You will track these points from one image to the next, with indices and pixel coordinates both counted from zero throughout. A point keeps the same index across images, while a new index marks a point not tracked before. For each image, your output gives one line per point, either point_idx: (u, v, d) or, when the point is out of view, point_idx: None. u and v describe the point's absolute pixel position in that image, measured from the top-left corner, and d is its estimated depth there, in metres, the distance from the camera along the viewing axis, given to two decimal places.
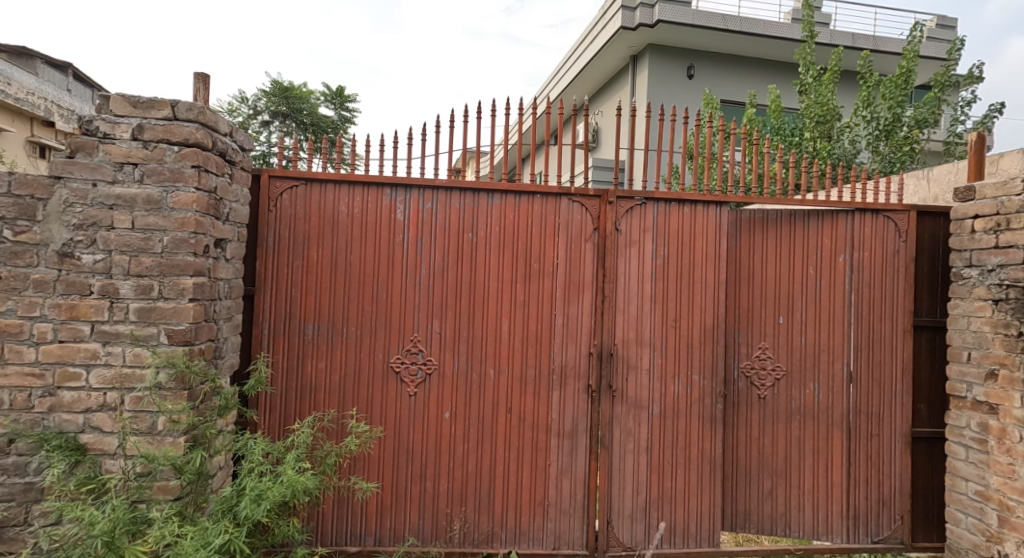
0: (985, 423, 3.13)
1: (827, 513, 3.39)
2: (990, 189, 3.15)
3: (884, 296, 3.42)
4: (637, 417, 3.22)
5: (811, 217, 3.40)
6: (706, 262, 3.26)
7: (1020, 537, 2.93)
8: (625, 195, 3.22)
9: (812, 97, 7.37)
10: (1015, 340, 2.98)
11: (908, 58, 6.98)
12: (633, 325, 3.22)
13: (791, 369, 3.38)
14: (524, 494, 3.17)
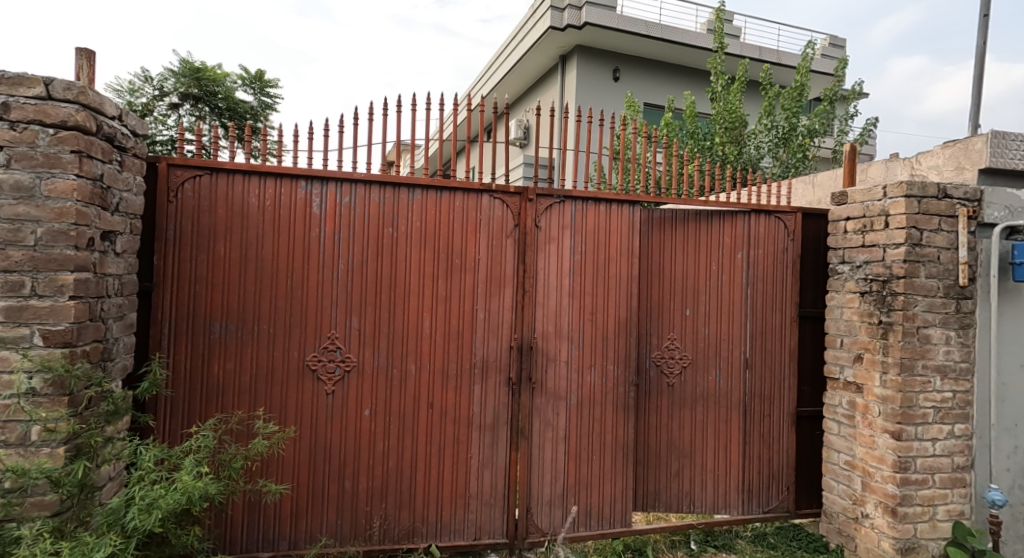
0: (853, 401, 3.57)
1: (726, 489, 3.76)
2: (858, 194, 3.56)
3: (776, 289, 3.82)
4: (555, 407, 3.45)
5: (714, 217, 3.74)
6: (619, 259, 3.53)
7: (878, 498, 3.35)
8: (545, 192, 3.43)
9: (721, 104, 7.88)
10: (876, 327, 3.37)
11: (803, 73, 7.62)
12: (551, 318, 3.44)
13: (696, 358, 3.71)
14: (446, 488, 3.32)
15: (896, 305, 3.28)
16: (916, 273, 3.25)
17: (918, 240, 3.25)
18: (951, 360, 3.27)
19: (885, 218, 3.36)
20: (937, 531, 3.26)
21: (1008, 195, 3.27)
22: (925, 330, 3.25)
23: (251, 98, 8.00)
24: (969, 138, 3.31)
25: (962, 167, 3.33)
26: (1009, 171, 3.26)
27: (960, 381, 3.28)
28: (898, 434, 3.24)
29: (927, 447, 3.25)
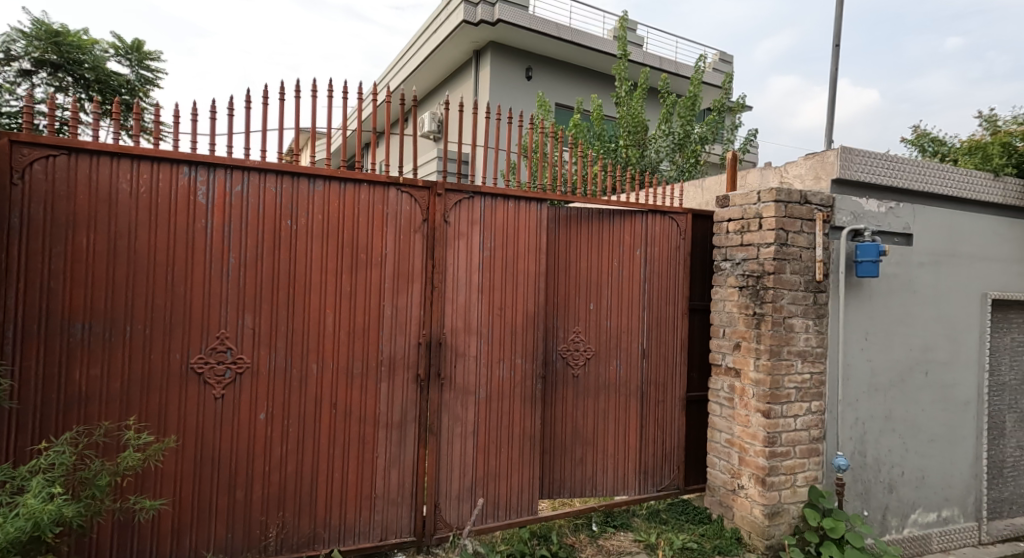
0: (732, 385, 3.96)
1: (625, 473, 4.06)
2: (738, 198, 3.92)
3: (671, 285, 4.17)
4: (465, 402, 3.56)
5: (615, 216, 4.02)
6: (527, 253, 3.73)
7: (751, 471, 3.73)
8: (454, 188, 3.52)
9: (625, 108, 8.31)
10: (751, 317, 3.73)
11: (696, 84, 8.20)
12: (460, 313, 3.55)
13: (599, 349, 3.99)
14: (350, 490, 3.31)
15: (766, 298, 3.65)
16: (783, 269, 3.63)
17: (785, 240, 3.64)
18: (810, 346, 3.70)
19: (759, 220, 3.73)
20: (796, 496, 3.70)
21: (854, 202, 3.79)
22: (790, 319, 3.65)
23: (127, 71, 7.43)
24: (825, 151, 3.77)
25: (819, 176, 3.80)
26: (856, 182, 3.77)
27: (817, 363, 3.73)
28: (767, 412, 3.61)
29: (790, 423, 3.66)
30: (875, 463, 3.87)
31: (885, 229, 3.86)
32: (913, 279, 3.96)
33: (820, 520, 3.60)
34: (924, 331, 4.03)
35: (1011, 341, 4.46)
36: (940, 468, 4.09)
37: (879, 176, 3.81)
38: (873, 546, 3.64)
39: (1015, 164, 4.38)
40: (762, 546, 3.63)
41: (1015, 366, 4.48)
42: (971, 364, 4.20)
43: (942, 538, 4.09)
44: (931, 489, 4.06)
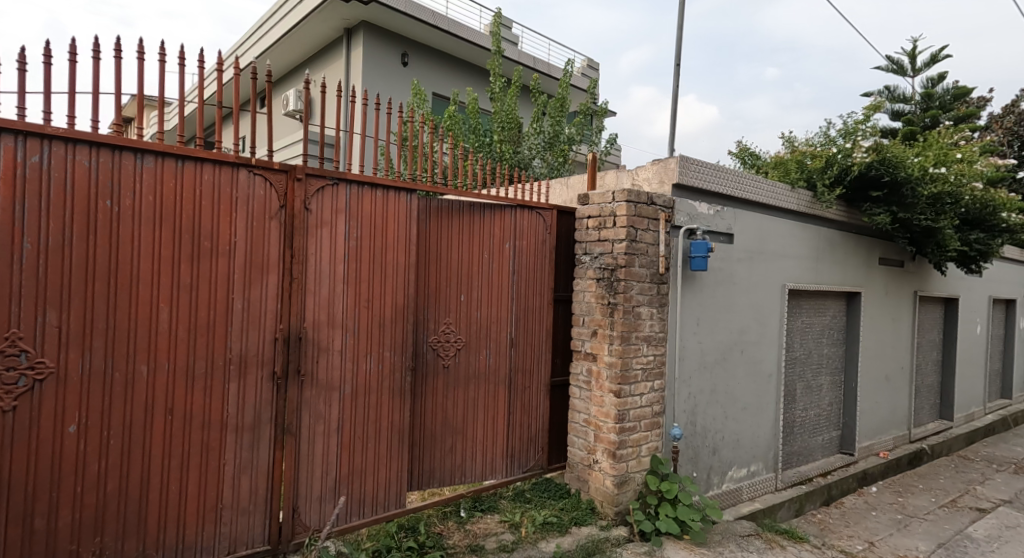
0: (590, 368, 4.18)
1: (493, 457, 4.04)
2: (597, 197, 4.16)
3: (540, 276, 4.21)
4: (328, 399, 3.23)
5: (484, 209, 3.96)
6: (397, 245, 3.46)
7: (604, 446, 4.01)
8: (316, 172, 3.16)
9: (499, 104, 8.52)
10: (607, 306, 4.01)
11: (565, 87, 8.67)
12: (323, 306, 3.22)
13: (468, 340, 3.89)
14: (190, 502, 2.88)
15: (619, 288, 3.97)
16: (632, 263, 3.99)
17: (635, 237, 3.99)
18: (653, 331, 4.11)
19: (614, 218, 4.03)
20: (640, 464, 4.08)
21: (690, 205, 4.30)
22: (638, 308, 4.02)
23: None
24: (667, 158, 4.23)
25: (663, 181, 4.25)
26: (691, 187, 4.29)
27: (659, 346, 4.16)
28: (618, 392, 3.93)
29: (637, 400, 4.04)
30: (703, 431, 4.46)
31: (713, 229, 4.43)
32: (733, 272, 4.60)
33: (659, 484, 4.04)
34: (740, 316, 4.69)
35: (801, 322, 5.37)
36: (750, 431, 4.81)
37: (710, 183, 4.37)
38: (699, 501, 4.19)
39: (804, 178, 5.36)
40: (611, 514, 3.92)
41: (803, 343, 5.41)
42: (772, 342, 4.98)
43: (750, 489, 4.83)
44: (743, 449, 4.77)
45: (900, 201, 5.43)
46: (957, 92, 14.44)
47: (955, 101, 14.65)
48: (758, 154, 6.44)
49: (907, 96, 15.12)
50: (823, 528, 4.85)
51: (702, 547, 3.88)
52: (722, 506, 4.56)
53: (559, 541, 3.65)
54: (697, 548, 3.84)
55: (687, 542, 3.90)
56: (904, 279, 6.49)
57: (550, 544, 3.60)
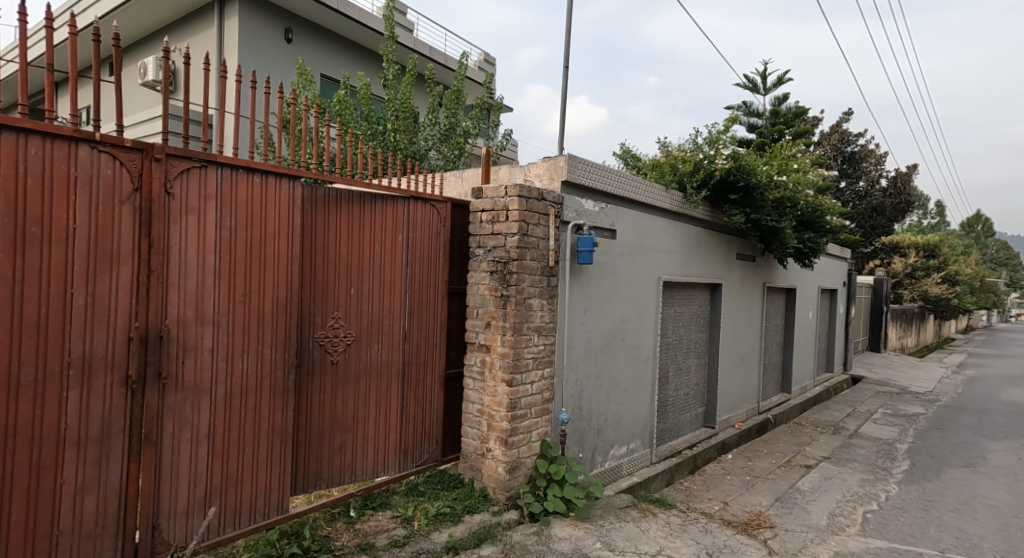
0: (483, 360, 4.13)
1: (385, 453, 3.78)
2: (490, 191, 4.12)
3: (432, 269, 3.97)
4: (196, 403, 2.86)
5: (377, 199, 3.64)
6: (280, 234, 3.12)
7: (496, 435, 4.03)
8: (178, 152, 2.76)
9: (393, 92, 8.29)
10: (500, 298, 4.02)
11: (460, 79, 8.68)
12: (190, 299, 2.83)
13: (360, 335, 3.57)
14: (17, 531, 2.42)
15: (511, 281, 3.98)
16: (524, 256, 4.04)
17: (527, 231, 4.04)
18: (543, 322, 4.22)
19: (506, 213, 4.03)
20: (530, 450, 4.22)
21: (577, 201, 4.52)
22: (529, 300, 4.09)
23: None
24: (556, 156, 4.40)
25: (552, 178, 4.42)
26: (578, 184, 4.51)
27: (548, 336, 4.29)
28: (510, 382, 3.97)
29: (528, 389, 4.12)
30: (588, 414, 4.73)
31: (597, 225, 4.70)
32: (615, 266, 4.91)
33: (548, 467, 4.22)
34: (622, 306, 5.01)
35: (673, 311, 5.84)
36: (629, 411, 5.18)
37: (594, 182, 4.63)
38: (583, 479, 4.46)
39: (676, 180, 5.81)
40: (504, 499, 4.01)
41: (675, 329, 5.90)
42: (649, 330, 5.38)
43: (629, 465, 5.21)
44: (623, 428, 5.13)
45: (752, 205, 6.08)
46: (795, 110, 16.24)
47: (795, 118, 16.42)
48: (639, 156, 6.85)
49: (758, 111, 16.63)
50: (689, 494, 5.32)
51: (586, 522, 4.15)
52: (604, 482, 4.87)
53: (452, 531, 3.61)
54: (582, 523, 4.10)
55: (573, 518, 4.15)
56: (757, 272, 7.25)
57: (442, 535, 3.54)
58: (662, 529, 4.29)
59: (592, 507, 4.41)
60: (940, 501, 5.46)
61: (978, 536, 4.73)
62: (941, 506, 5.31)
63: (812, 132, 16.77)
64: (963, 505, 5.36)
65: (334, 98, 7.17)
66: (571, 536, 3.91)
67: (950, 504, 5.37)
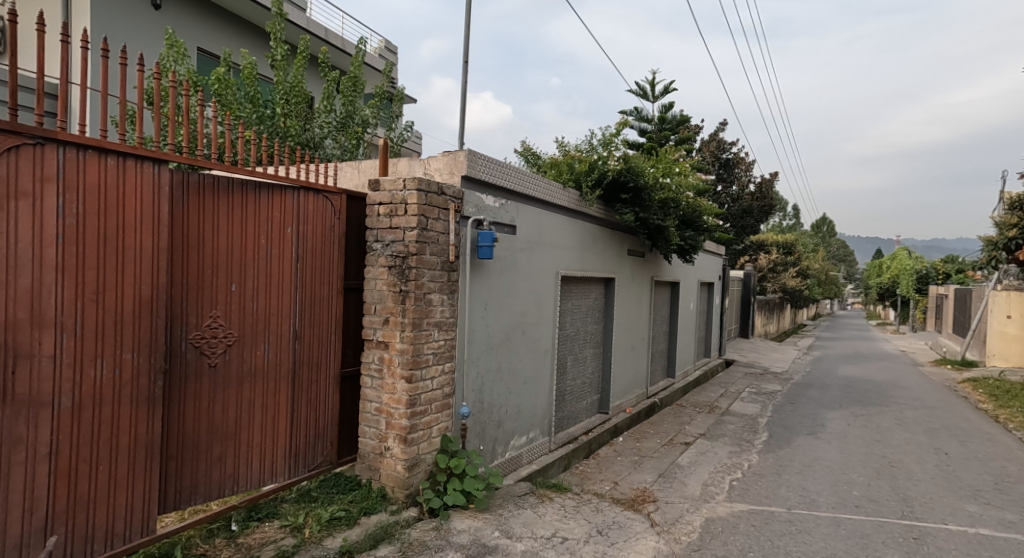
0: (382, 357, 3.98)
1: (272, 459, 3.54)
2: (388, 183, 3.97)
3: (324, 264, 3.78)
4: (32, 417, 2.54)
5: (261, 188, 3.41)
6: (141, 226, 2.84)
7: (395, 433, 3.91)
8: (3, 126, 2.43)
9: (284, 74, 7.79)
10: (400, 294, 3.89)
11: (357, 65, 8.31)
12: (25, 299, 2.51)
13: (242, 335, 3.34)
14: None
15: (410, 276, 3.88)
16: (424, 251, 3.95)
17: (426, 226, 3.95)
18: (444, 317, 4.16)
19: (404, 207, 3.90)
20: (430, 445, 4.13)
21: (477, 197, 4.50)
22: (429, 295, 4.01)
23: None
24: (456, 151, 4.34)
25: (453, 172, 4.35)
26: (478, 180, 4.49)
27: (449, 331, 4.24)
28: (410, 378, 3.87)
29: (428, 384, 4.04)
30: (489, 407, 4.75)
31: (498, 221, 4.72)
32: (515, 261, 4.96)
33: (448, 461, 4.17)
34: (521, 300, 5.07)
35: (571, 303, 5.99)
36: (528, 401, 5.25)
37: (494, 177, 4.63)
38: (483, 471, 4.46)
39: (572, 179, 5.94)
40: (402, 497, 3.91)
41: (573, 321, 6.06)
42: (548, 322, 5.48)
43: (528, 453, 5.29)
44: (523, 419, 5.21)
45: (642, 204, 6.36)
46: (680, 118, 17.21)
47: (680, 126, 17.40)
48: (539, 154, 6.95)
49: (648, 117, 17.43)
50: (583, 477, 5.49)
51: (486, 512, 4.18)
52: (504, 472, 4.92)
53: (346, 535, 3.50)
54: (481, 514, 4.12)
55: (472, 510, 4.17)
56: (645, 267, 7.59)
57: (336, 539, 3.43)
58: (558, 511, 4.41)
59: (492, 498, 4.45)
60: (788, 464, 6.03)
61: (816, 492, 5.27)
62: (789, 469, 5.87)
63: (694, 138, 17.84)
64: (805, 466, 5.96)
65: (213, 76, 6.64)
66: (470, 528, 3.92)
67: (796, 467, 5.94)
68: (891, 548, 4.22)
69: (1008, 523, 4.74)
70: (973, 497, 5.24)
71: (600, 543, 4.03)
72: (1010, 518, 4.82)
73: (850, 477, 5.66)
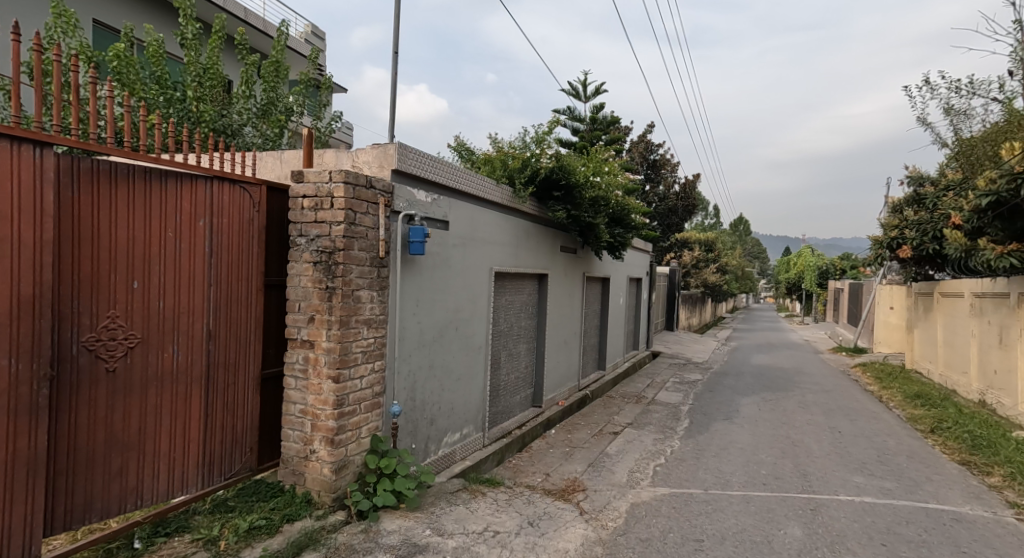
0: (307, 356, 3.79)
1: (183, 469, 3.30)
2: (313, 175, 3.78)
3: (241, 258, 3.55)
4: None
5: (168, 176, 3.16)
6: (18, 218, 2.58)
7: (322, 435, 3.74)
8: None
9: (197, 55, 7.30)
10: (326, 291, 3.71)
11: (279, 49, 7.90)
12: None
13: (147, 336, 3.09)
14: None
15: (337, 272, 3.72)
16: (352, 246, 3.79)
17: (353, 220, 3.79)
18: (373, 314, 4.01)
19: (330, 200, 3.72)
20: (359, 446, 3.98)
21: (408, 191, 4.36)
22: (357, 292, 3.86)
23: None
24: (385, 144, 4.20)
25: (382, 165, 4.20)
26: (409, 174, 4.35)
27: (378, 328, 4.09)
28: (337, 378, 3.71)
29: (356, 384, 3.88)
30: (421, 405, 4.64)
31: (429, 216, 4.60)
32: (448, 256, 4.86)
33: (378, 462, 4.03)
34: (454, 296, 4.98)
35: (505, 299, 5.95)
36: (462, 398, 5.17)
37: (425, 172, 4.51)
38: (414, 470, 4.34)
39: (505, 175, 5.89)
40: (329, 501, 3.75)
41: (506, 317, 6.01)
42: (481, 318, 5.41)
43: (461, 450, 5.21)
44: (456, 416, 5.12)
45: (574, 202, 6.39)
46: (610, 119, 17.59)
47: (611, 126, 17.74)
48: (473, 150, 6.86)
49: (580, 117, 17.65)
50: (516, 470, 5.45)
51: (417, 511, 4.07)
52: (436, 470, 4.82)
53: (266, 544, 3.32)
54: (412, 514, 4.01)
55: (403, 510, 4.04)
56: (577, 263, 7.65)
57: (255, 550, 3.25)
58: (490, 506, 4.36)
59: (425, 496, 4.34)
60: (706, 448, 6.24)
61: (729, 472, 5.47)
62: (706, 452, 6.07)
63: (623, 138, 18.25)
64: (721, 449, 6.18)
65: (112, 53, 6.12)
66: (400, 528, 3.80)
67: (713, 450, 6.16)
68: (791, 520, 4.42)
69: (888, 491, 5.09)
70: (859, 469, 5.60)
71: (530, 534, 4.01)
72: (890, 486, 5.18)
73: (758, 457, 5.91)
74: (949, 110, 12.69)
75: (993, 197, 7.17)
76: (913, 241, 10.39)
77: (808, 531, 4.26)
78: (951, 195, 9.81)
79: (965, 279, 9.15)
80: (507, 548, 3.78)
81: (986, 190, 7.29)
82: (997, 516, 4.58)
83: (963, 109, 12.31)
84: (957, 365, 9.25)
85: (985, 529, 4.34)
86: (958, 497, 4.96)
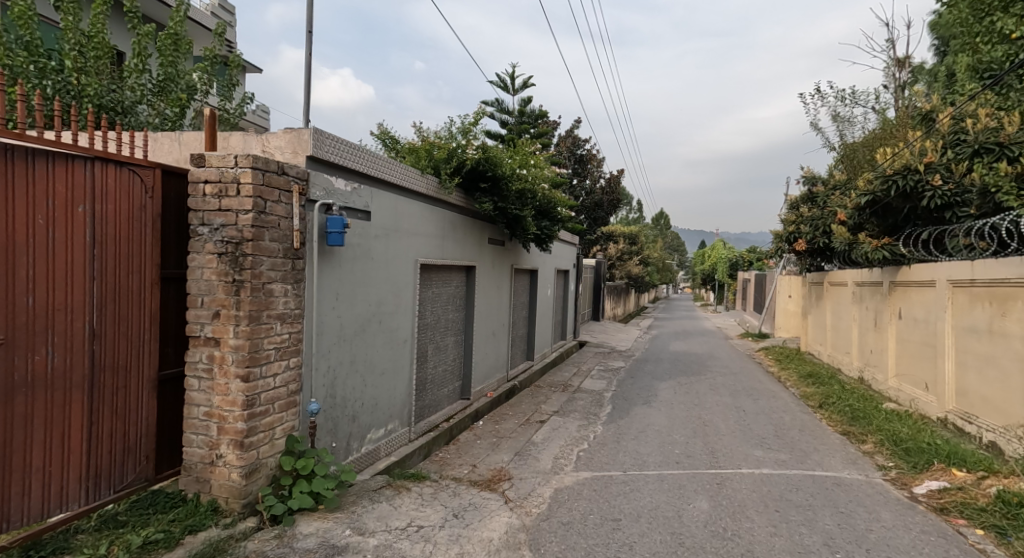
0: (212, 355, 3.50)
1: (61, 483, 2.98)
2: (215, 159, 3.49)
3: (132, 249, 3.22)
4: None
5: (37, 157, 2.82)
6: None
7: (230, 438, 3.47)
8: None
9: (79, 21, 6.62)
10: (232, 285, 3.43)
11: (178, 20, 7.31)
12: None
13: (13, 336, 2.76)
14: None
15: (245, 264, 3.45)
16: (261, 237, 3.53)
17: (263, 209, 3.53)
18: (287, 308, 3.77)
19: (236, 186, 3.45)
20: (273, 448, 3.73)
21: (325, 179, 4.12)
22: (269, 285, 3.60)
23: None
24: (299, 128, 3.94)
25: (297, 152, 3.95)
26: (327, 161, 4.12)
27: (293, 323, 3.85)
28: (246, 377, 3.46)
29: (268, 383, 3.63)
30: (342, 401, 4.43)
31: (349, 206, 4.37)
32: (370, 248, 4.65)
33: (294, 463, 3.80)
34: (377, 289, 4.78)
35: (431, 292, 5.78)
36: (385, 393, 4.99)
37: (344, 160, 4.27)
38: (335, 469, 4.13)
39: (431, 166, 5.71)
40: (238, 508, 3.48)
41: (433, 310, 5.85)
42: (405, 311, 5.24)
43: (386, 447, 5.03)
44: (380, 411, 4.93)
45: (501, 194, 6.32)
46: (538, 113, 17.61)
47: (537, 120, 17.76)
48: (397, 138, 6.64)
49: (507, 109, 17.56)
50: (442, 463, 5.31)
51: (336, 511, 3.86)
52: (359, 468, 4.62)
53: None
54: (332, 514, 3.81)
55: (322, 511, 3.82)
56: (505, 255, 7.58)
57: None
58: (414, 501, 4.22)
59: (346, 496, 4.13)
60: (626, 431, 6.36)
61: (646, 453, 5.58)
62: (626, 436, 6.17)
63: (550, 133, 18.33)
64: (639, 432, 6.31)
65: None
66: (318, 530, 3.60)
67: (632, 433, 6.28)
68: (699, 494, 4.55)
69: (782, 461, 5.34)
70: (759, 444, 5.88)
71: (455, 526, 3.91)
72: (783, 457, 5.45)
73: (672, 438, 6.08)
74: (835, 116, 13.63)
75: (869, 197, 7.57)
76: (807, 236, 10.92)
77: (714, 503, 4.39)
78: (837, 195, 10.43)
79: (848, 269, 9.76)
80: (430, 542, 3.66)
81: (864, 191, 7.72)
82: (869, 478, 4.91)
83: (848, 116, 13.22)
84: (841, 346, 9.89)
85: (860, 490, 4.63)
86: (838, 464, 5.28)
